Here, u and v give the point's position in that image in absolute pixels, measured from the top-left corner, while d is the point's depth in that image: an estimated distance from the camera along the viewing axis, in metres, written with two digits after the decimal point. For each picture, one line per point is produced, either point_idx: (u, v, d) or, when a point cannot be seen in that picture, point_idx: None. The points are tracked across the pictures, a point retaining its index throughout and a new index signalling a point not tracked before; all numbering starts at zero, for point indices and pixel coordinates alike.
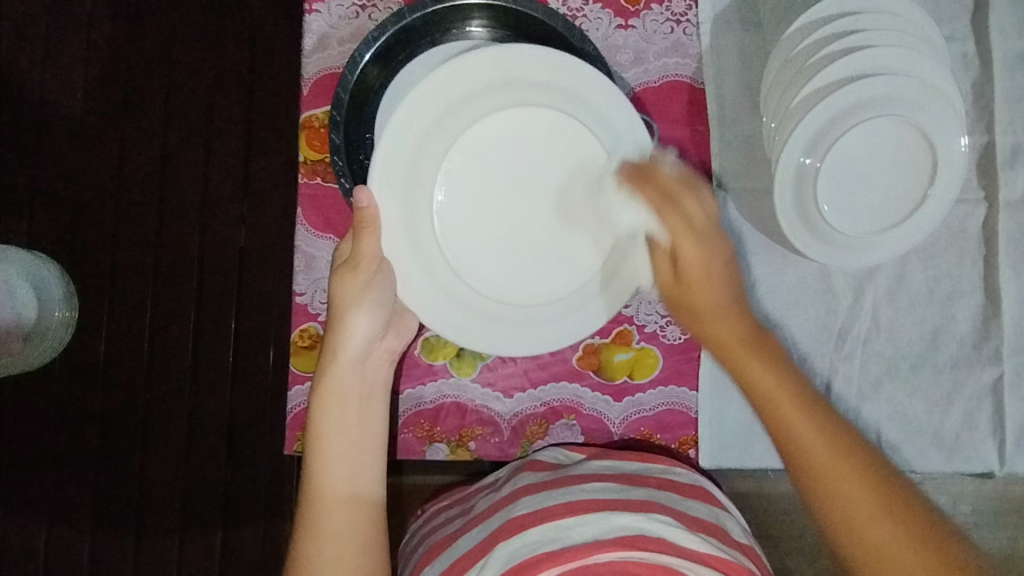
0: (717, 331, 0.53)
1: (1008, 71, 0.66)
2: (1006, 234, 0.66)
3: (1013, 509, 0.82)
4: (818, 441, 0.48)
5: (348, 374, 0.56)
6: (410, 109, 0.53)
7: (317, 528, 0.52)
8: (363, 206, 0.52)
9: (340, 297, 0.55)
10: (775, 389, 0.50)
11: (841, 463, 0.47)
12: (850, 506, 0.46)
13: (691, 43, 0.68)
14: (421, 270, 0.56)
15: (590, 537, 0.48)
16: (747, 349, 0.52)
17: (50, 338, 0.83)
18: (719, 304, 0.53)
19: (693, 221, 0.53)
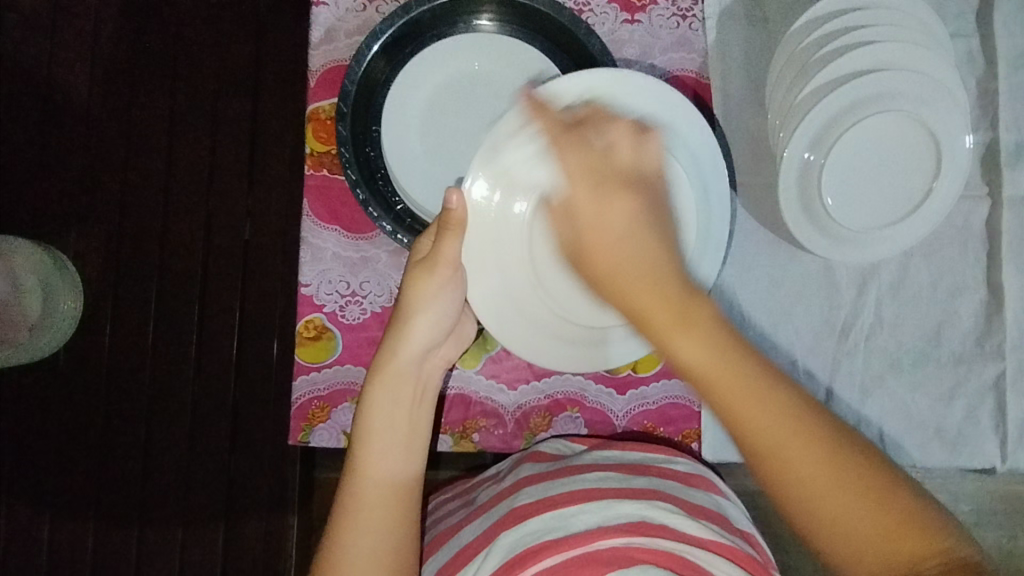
0: (640, 299, 0.44)
1: (1013, 69, 0.67)
2: (1010, 231, 0.66)
3: (1010, 504, 0.83)
4: (764, 412, 0.41)
5: (404, 372, 0.56)
6: (515, 122, 0.53)
7: (353, 520, 0.52)
8: (452, 208, 0.52)
9: (411, 297, 0.55)
10: (705, 363, 0.41)
11: (792, 434, 0.41)
12: (803, 479, 0.41)
13: (697, 38, 0.68)
14: (495, 281, 0.57)
15: (593, 524, 0.48)
16: (678, 321, 0.42)
17: (56, 327, 0.84)
18: (629, 261, 0.46)
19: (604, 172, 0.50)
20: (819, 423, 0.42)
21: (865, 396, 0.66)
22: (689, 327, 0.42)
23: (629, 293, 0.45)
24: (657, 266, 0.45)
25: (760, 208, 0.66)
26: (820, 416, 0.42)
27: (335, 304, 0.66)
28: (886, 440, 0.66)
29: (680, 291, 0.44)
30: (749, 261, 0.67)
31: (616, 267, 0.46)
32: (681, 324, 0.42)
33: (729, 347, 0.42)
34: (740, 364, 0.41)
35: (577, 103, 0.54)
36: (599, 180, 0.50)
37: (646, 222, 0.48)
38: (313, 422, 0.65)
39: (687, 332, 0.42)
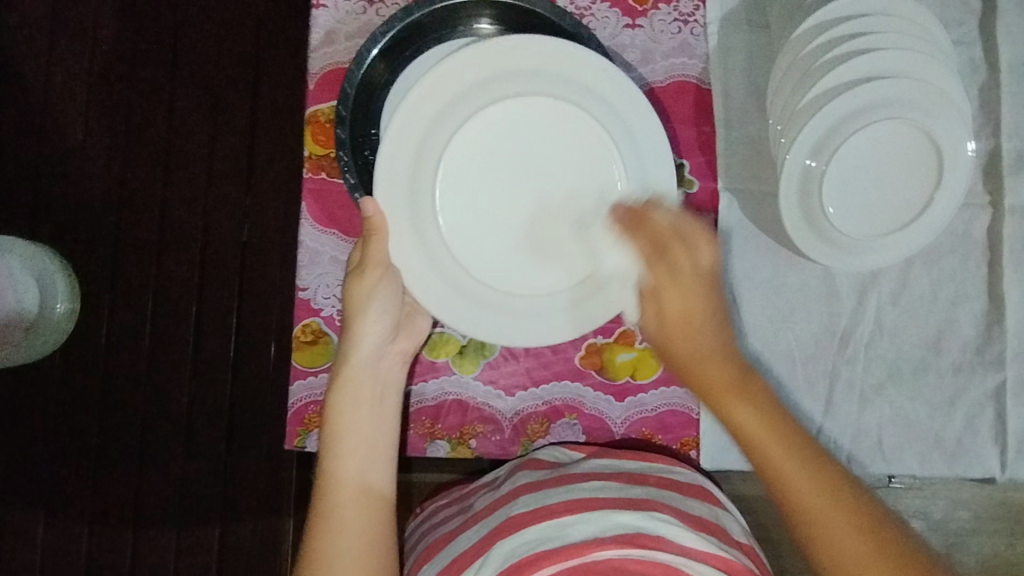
0: (700, 370, 0.50)
1: (1016, 77, 0.66)
2: (1011, 240, 0.66)
3: (1010, 514, 0.83)
4: (811, 484, 0.45)
5: (361, 375, 0.56)
6: (415, 102, 0.53)
7: (327, 524, 0.52)
8: (369, 215, 0.53)
9: (353, 303, 0.56)
10: (752, 424, 0.47)
11: (835, 512, 0.44)
12: (843, 554, 0.43)
13: (698, 43, 0.68)
14: (422, 256, 0.55)
15: (590, 535, 0.48)
16: (734, 395, 0.48)
17: (53, 330, 0.84)
18: (703, 350, 0.50)
19: (677, 266, 0.51)
20: (850, 490, 0.45)
21: (864, 404, 0.66)
22: (747, 398, 0.48)
23: (707, 370, 0.49)
24: (727, 348, 0.50)
25: (761, 214, 0.66)
26: (870, 504, 0.45)
27: (333, 308, 0.65)
28: (885, 449, 0.66)
29: (747, 373, 0.49)
30: (747, 269, 0.66)
31: (695, 356, 0.50)
32: (741, 396, 0.48)
33: (785, 425, 0.47)
34: (794, 443, 0.46)
35: (472, 75, 0.54)
36: (689, 281, 0.51)
37: (716, 321, 0.51)
38: (309, 427, 0.65)
39: (734, 397, 0.48)
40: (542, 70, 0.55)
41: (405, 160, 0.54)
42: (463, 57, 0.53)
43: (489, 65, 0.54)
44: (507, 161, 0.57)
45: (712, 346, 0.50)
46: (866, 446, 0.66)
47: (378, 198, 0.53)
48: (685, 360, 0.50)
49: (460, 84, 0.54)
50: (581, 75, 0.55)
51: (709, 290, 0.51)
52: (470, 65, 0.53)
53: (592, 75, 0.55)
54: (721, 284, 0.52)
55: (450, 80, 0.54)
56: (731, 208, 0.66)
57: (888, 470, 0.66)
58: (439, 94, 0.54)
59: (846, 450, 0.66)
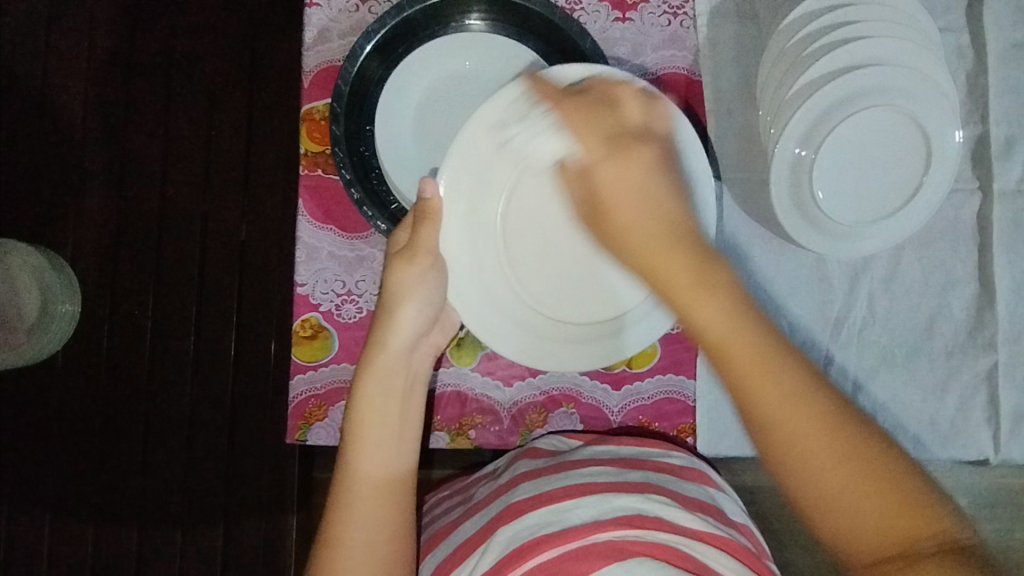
0: (644, 252, 0.46)
1: (1002, 63, 0.67)
2: (1000, 223, 0.67)
3: (1010, 499, 0.84)
4: (777, 384, 0.41)
5: (394, 365, 0.57)
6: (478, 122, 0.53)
7: (346, 512, 0.53)
8: (428, 197, 0.53)
9: (395, 288, 0.56)
10: (716, 323, 0.42)
11: (802, 412, 0.41)
12: (809, 460, 0.40)
13: (688, 35, 0.69)
14: (471, 272, 0.56)
15: (589, 518, 0.49)
16: (689, 279, 0.43)
17: (52, 332, 0.84)
18: (649, 220, 0.47)
19: (626, 126, 0.50)
20: (820, 400, 0.41)
21: (859, 388, 0.67)
22: (705, 291, 0.43)
23: (649, 257, 0.46)
24: (669, 197, 0.48)
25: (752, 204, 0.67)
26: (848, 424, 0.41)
27: (331, 303, 0.66)
28: None
29: (698, 256, 0.44)
30: (743, 260, 0.67)
31: (633, 232, 0.47)
32: (700, 288, 0.43)
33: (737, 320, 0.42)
34: (746, 338, 0.42)
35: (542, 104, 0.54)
36: (608, 134, 0.50)
37: (659, 173, 0.49)
38: (310, 421, 0.66)
39: (697, 289, 0.43)
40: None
41: (475, 166, 0.55)
42: (532, 85, 0.52)
43: (562, 96, 0.53)
44: None
45: (669, 212, 0.47)
46: None
47: (439, 183, 0.54)
48: (624, 227, 0.48)
49: (545, 106, 0.54)
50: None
51: (652, 174, 0.48)
52: (542, 95, 0.53)
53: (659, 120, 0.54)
54: (663, 153, 0.50)
55: (532, 98, 0.53)
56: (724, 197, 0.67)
57: None
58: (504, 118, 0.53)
59: None
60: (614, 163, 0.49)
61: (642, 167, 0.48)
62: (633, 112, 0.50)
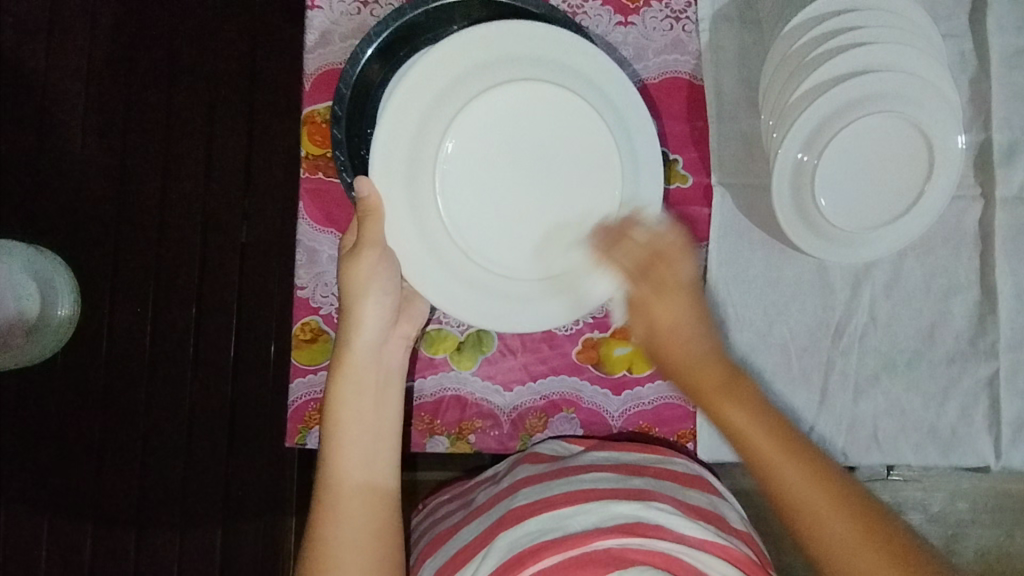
0: (693, 375, 0.53)
1: (1006, 69, 0.67)
2: (1003, 230, 0.66)
3: (1011, 507, 0.84)
4: (796, 467, 0.48)
5: (365, 363, 0.56)
6: (399, 96, 0.53)
7: (332, 514, 0.52)
8: (365, 196, 0.51)
9: (349, 285, 0.55)
10: (742, 422, 0.50)
11: (819, 489, 0.47)
12: (832, 536, 0.45)
13: (691, 39, 0.68)
14: (422, 244, 0.55)
15: (590, 525, 0.48)
16: (721, 392, 0.52)
17: (51, 335, 0.82)
18: (699, 350, 0.53)
19: (666, 281, 0.55)
20: (839, 486, 0.47)
21: (860, 394, 0.67)
22: (733, 397, 0.51)
23: (691, 370, 0.53)
24: (709, 349, 0.54)
25: (754, 209, 0.67)
26: (873, 513, 0.46)
27: (331, 306, 0.66)
28: (881, 439, 0.67)
29: (733, 376, 0.53)
30: (743, 264, 0.67)
31: (684, 353, 0.54)
32: (724, 396, 0.51)
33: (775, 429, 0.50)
34: (781, 443, 0.49)
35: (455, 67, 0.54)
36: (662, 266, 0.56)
37: (703, 326, 0.55)
38: (309, 424, 0.66)
39: (725, 396, 0.51)
40: (544, 56, 0.55)
41: (405, 141, 0.54)
42: (441, 52, 0.53)
43: (468, 55, 0.54)
44: (506, 148, 0.56)
45: (707, 342, 0.54)
46: (861, 436, 0.67)
47: (375, 176, 0.53)
48: (680, 355, 0.54)
49: (459, 67, 0.54)
50: (565, 55, 0.55)
51: (695, 310, 0.55)
52: (451, 59, 0.53)
53: (588, 64, 0.55)
54: (703, 300, 0.56)
55: (444, 62, 0.53)
56: (724, 203, 0.67)
57: (883, 460, 0.67)
58: (423, 91, 0.53)
59: (841, 440, 0.67)
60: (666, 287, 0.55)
61: (686, 305, 0.55)
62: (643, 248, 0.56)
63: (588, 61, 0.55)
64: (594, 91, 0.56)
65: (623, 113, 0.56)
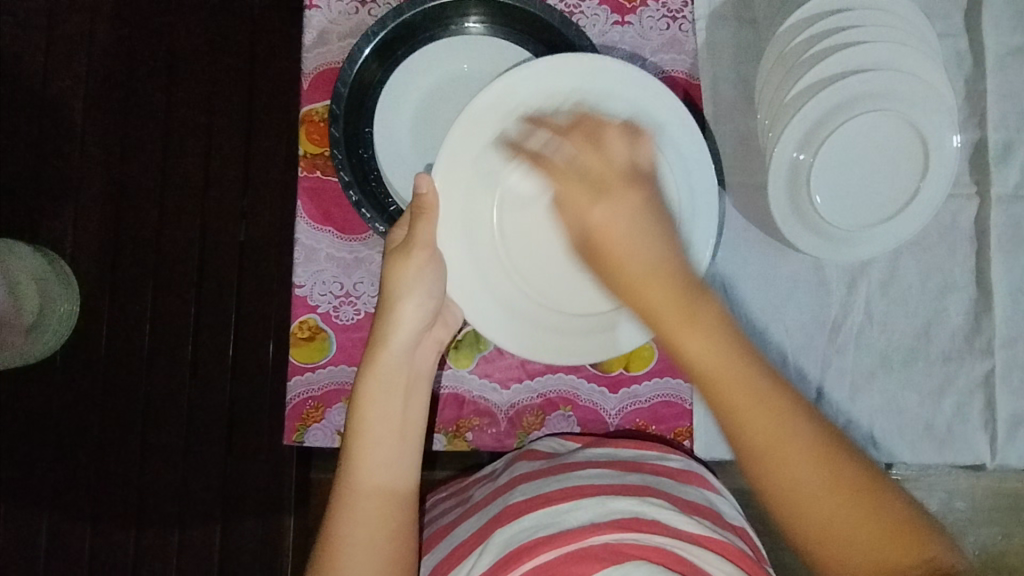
0: (642, 292, 0.45)
1: (1001, 69, 0.67)
2: (998, 229, 0.67)
3: (1007, 505, 0.84)
4: (757, 413, 0.43)
5: (396, 363, 0.55)
6: (467, 119, 0.53)
7: (350, 510, 0.52)
8: (422, 192, 0.53)
9: (393, 283, 0.55)
10: (706, 356, 0.43)
11: (775, 428, 0.43)
12: (791, 481, 0.43)
13: (687, 39, 0.69)
14: (473, 269, 0.57)
15: (586, 521, 0.49)
16: (679, 316, 0.44)
17: (50, 333, 0.84)
18: (648, 258, 0.46)
19: (612, 161, 0.49)
20: (805, 430, 0.44)
21: (856, 392, 0.67)
22: (696, 323, 0.44)
23: (642, 291, 0.46)
24: (665, 253, 0.46)
25: (750, 207, 0.67)
26: (837, 449, 0.44)
27: (329, 304, 0.66)
28: (877, 437, 0.67)
29: (686, 292, 0.45)
30: (740, 262, 0.67)
31: (631, 260, 0.46)
32: (687, 322, 0.44)
33: (743, 347, 0.44)
34: (749, 386, 0.43)
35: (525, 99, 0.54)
36: (608, 172, 0.49)
37: (653, 222, 0.47)
38: (307, 422, 0.66)
39: (687, 324, 0.44)
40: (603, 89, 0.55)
41: (470, 160, 0.55)
42: (510, 80, 0.53)
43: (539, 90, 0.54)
44: (578, 180, 0.57)
45: (660, 243, 0.47)
46: (858, 434, 0.67)
47: (433, 178, 0.54)
48: (620, 258, 0.47)
49: (531, 96, 0.54)
50: (638, 95, 0.55)
51: (641, 211, 0.48)
52: (519, 88, 0.54)
53: (646, 97, 0.55)
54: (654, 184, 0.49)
55: (511, 92, 0.54)
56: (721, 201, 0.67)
57: (880, 458, 0.67)
58: (491, 114, 0.54)
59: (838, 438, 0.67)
60: (611, 201, 0.48)
61: (634, 204, 0.48)
62: (621, 150, 0.50)
63: (649, 96, 0.55)
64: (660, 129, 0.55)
65: (682, 150, 0.56)
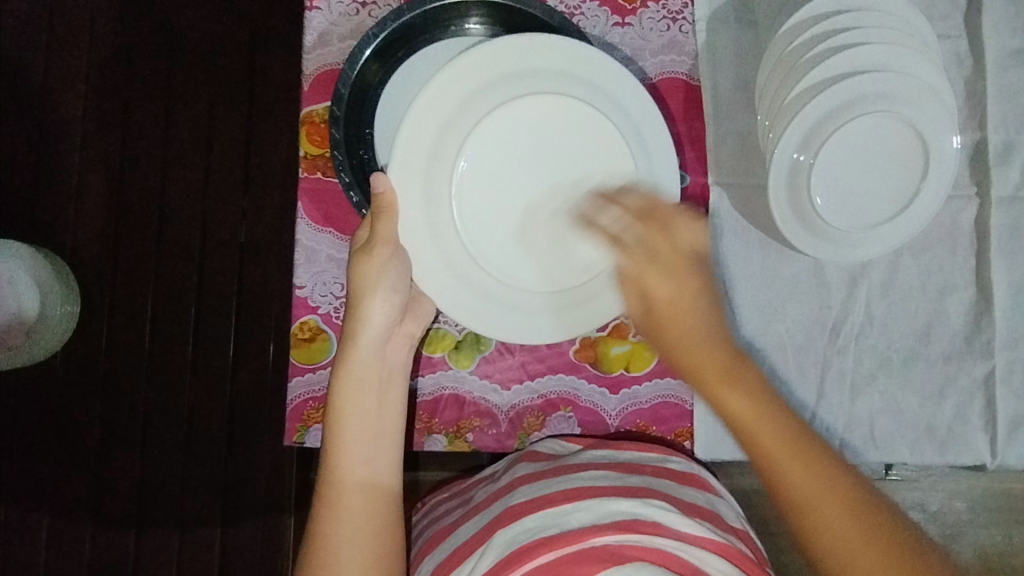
0: (690, 358, 0.49)
1: (1001, 70, 0.67)
2: (998, 230, 0.67)
3: (1008, 506, 0.84)
4: (800, 474, 0.44)
5: (369, 360, 0.57)
6: (423, 102, 0.54)
7: (331, 510, 0.52)
8: (380, 192, 0.53)
9: (357, 281, 0.56)
10: (740, 409, 0.46)
11: (817, 486, 0.44)
12: (831, 540, 0.43)
13: (688, 40, 0.69)
14: (435, 250, 0.57)
15: (587, 522, 0.49)
16: (719, 376, 0.47)
17: (49, 335, 0.83)
18: (707, 334, 0.49)
19: (677, 243, 0.52)
20: (854, 495, 0.44)
21: (856, 393, 0.67)
22: (732, 381, 0.47)
23: (693, 355, 0.49)
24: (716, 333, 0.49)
25: (750, 209, 0.67)
26: (882, 517, 0.43)
27: (329, 305, 0.66)
28: (878, 438, 0.67)
29: (730, 360, 0.48)
30: (740, 263, 0.67)
31: (688, 331, 0.49)
32: (726, 381, 0.47)
33: (783, 424, 0.46)
34: (785, 441, 0.45)
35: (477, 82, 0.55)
36: (677, 255, 0.51)
37: (703, 299, 0.50)
38: (308, 423, 0.66)
39: (725, 382, 0.47)
40: (570, 72, 0.56)
41: (428, 143, 0.55)
42: (466, 62, 0.54)
43: (491, 72, 0.55)
44: (530, 157, 0.58)
45: (706, 319, 0.50)
46: (858, 435, 0.67)
47: (392, 172, 0.54)
48: (676, 332, 0.50)
49: (484, 79, 0.55)
50: (589, 71, 0.56)
51: (700, 293, 0.50)
52: (473, 70, 0.55)
53: (600, 75, 0.56)
54: (708, 272, 0.52)
55: (466, 74, 0.54)
56: (722, 202, 0.67)
57: (881, 459, 0.67)
58: (449, 96, 0.55)
59: (839, 439, 0.67)
60: (671, 278, 0.51)
61: (690, 274, 0.51)
62: (683, 233, 0.52)
63: (604, 75, 0.56)
64: (613, 105, 0.57)
65: (642, 129, 0.57)
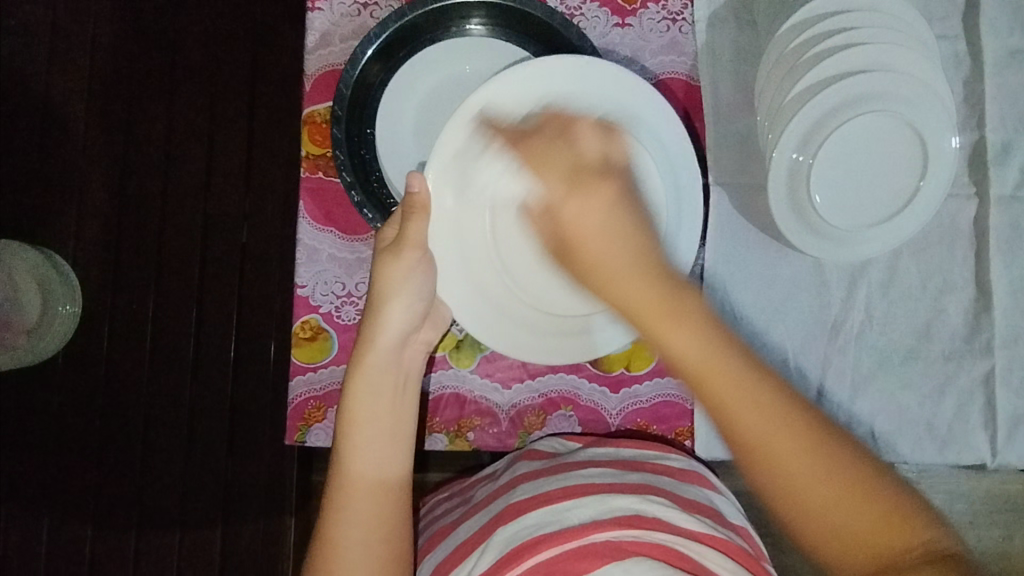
0: (620, 295, 0.42)
1: (999, 70, 0.68)
2: (996, 230, 0.67)
3: (1009, 506, 0.84)
4: (753, 415, 0.39)
5: (381, 361, 0.56)
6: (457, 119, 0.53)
7: (340, 511, 0.53)
8: (414, 192, 0.53)
9: (383, 283, 0.56)
10: (688, 347, 0.39)
11: (767, 418, 0.39)
12: (785, 476, 0.39)
13: (687, 41, 0.69)
14: (463, 270, 0.57)
15: (588, 519, 0.49)
16: (665, 312, 0.41)
17: (53, 334, 0.84)
18: (615, 243, 0.44)
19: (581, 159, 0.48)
20: (804, 419, 0.39)
21: (856, 392, 0.67)
22: (677, 318, 0.40)
23: (618, 282, 0.43)
24: (640, 231, 0.44)
25: (750, 208, 0.67)
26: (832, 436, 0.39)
27: (331, 304, 0.66)
28: (878, 437, 0.67)
29: (673, 287, 0.42)
30: (740, 263, 0.67)
31: (593, 251, 0.44)
32: (666, 319, 0.40)
33: (735, 357, 0.40)
34: (733, 377, 0.39)
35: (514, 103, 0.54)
36: (581, 167, 0.47)
37: (619, 206, 0.45)
38: (308, 422, 0.66)
39: (664, 321, 0.40)
40: (602, 94, 0.55)
41: (459, 160, 0.54)
42: (498, 83, 0.53)
43: (525, 91, 0.54)
44: None
45: (624, 222, 0.45)
46: (858, 434, 0.67)
47: (426, 176, 0.54)
48: (592, 256, 0.44)
49: (519, 99, 0.54)
50: (621, 92, 0.55)
51: (612, 198, 0.46)
52: (505, 90, 0.54)
53: (629, 96, 0.56)
54: (624, 177, 0.48)
55: (501, 94, 0.54)
56: (722, 202, 0.67)
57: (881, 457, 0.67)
58: (483, 115, 0.54)
59: None
60: (581, 193, 0.46)
61: (594, 179, 0.46)
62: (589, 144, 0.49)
63: (628, 93, 0.55)
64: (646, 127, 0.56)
65: (670, 149, 0.56)
